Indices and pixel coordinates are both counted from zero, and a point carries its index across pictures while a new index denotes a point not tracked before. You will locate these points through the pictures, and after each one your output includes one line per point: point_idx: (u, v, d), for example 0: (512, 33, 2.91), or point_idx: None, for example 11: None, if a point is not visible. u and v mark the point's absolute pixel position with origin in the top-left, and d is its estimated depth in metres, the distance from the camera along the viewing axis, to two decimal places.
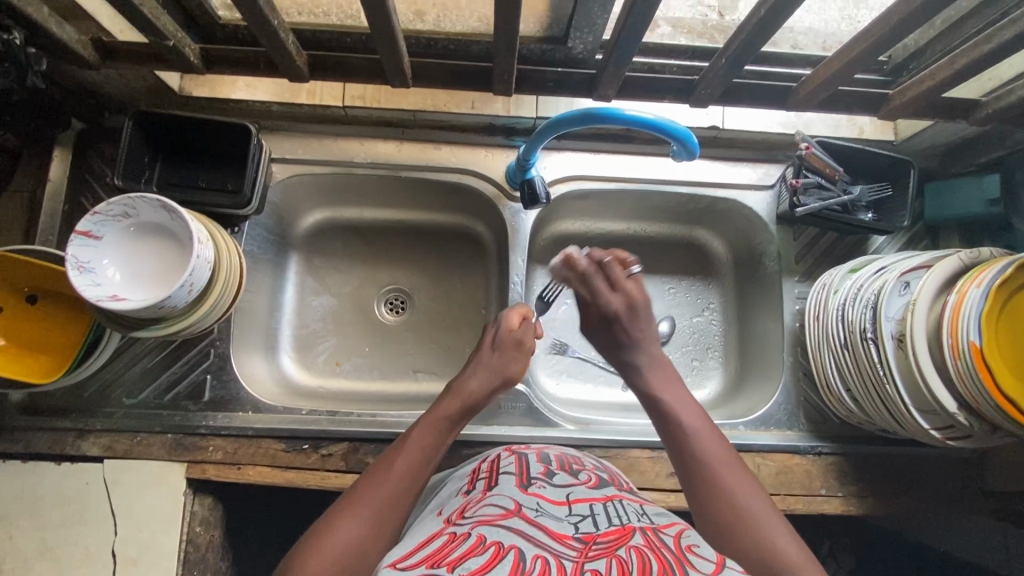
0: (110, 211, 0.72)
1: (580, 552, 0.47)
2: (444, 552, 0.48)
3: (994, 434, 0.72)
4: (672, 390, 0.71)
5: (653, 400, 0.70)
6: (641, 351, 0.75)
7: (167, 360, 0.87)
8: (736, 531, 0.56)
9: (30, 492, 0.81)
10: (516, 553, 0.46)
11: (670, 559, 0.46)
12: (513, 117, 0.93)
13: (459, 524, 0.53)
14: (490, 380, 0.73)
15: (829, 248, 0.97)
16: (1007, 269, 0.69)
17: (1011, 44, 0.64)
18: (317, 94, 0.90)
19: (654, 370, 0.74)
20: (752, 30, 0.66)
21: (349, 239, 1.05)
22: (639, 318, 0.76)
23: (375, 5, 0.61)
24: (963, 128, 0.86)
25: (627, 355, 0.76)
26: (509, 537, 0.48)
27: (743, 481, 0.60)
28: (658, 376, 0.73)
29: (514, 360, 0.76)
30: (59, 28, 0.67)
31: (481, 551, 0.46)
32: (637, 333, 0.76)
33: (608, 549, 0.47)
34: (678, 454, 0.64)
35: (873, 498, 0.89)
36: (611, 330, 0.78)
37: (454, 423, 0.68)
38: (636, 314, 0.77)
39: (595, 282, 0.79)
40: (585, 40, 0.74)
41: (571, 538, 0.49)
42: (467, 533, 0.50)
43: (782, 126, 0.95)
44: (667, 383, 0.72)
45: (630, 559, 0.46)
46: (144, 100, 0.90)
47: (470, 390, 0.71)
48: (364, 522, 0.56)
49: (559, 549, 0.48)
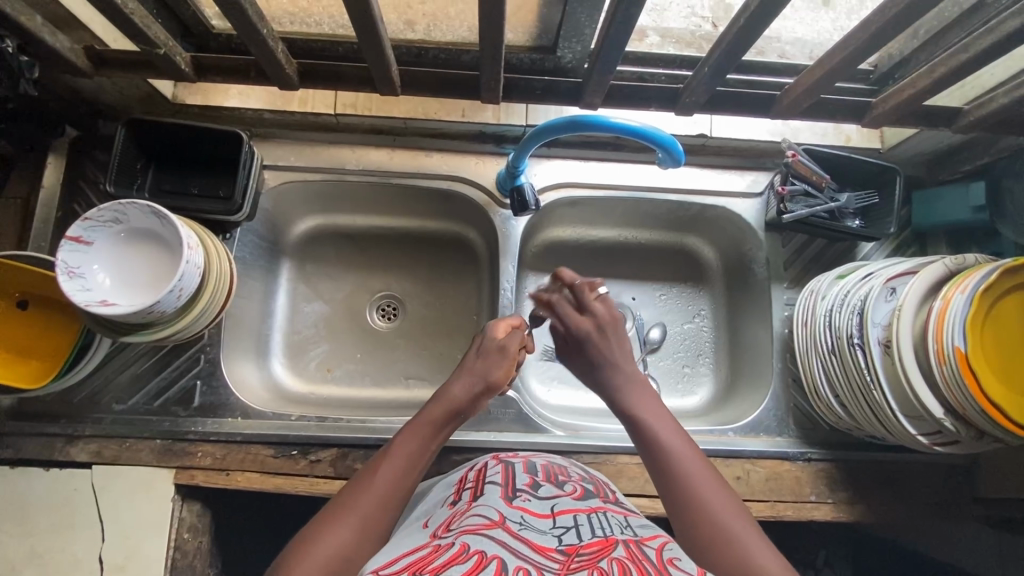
0: (100, 217, 0.73)
1: (562, 565, 0.47)
2: (427, 559, 0.48)
3: (981, 440, 0.72)
4: (650, 406, 0.69)
5: (629, 417, 0.69)
6: (613, 369, 0.74)
7: (157, 365, 0.88)
8: (716, 549, 0.55)
9: (17, 497, 0.81)
10: (498, 562, 0.46)
11: (652, 572, 0.46)
12: (503, 124, 0.95)
13: (443, 536, 0.52)
14: (472, 384, 0.72)
15: (818, 255, 0.98)
16: (991, 274, 0.69)
17: (988, 52, 0.65)
18: (309, 102, 0.92)
19: (629, 388, 0.72)
20: (736, 37, 0.67)
21: (341, 247, 1.06)
22: (609, 338, 0.76)
23: (364, 14, 0.62)
24: (948, 136, 0.87)
25: (599, 375, 0.75)
26: (493, 547, 0.48)
27: (724, 497, 0.59)
28: (636, 395, 0.71)
29: (497, 364, 0.75)
30: (52, 38, 0.68)
31: (464, 559, 0.46)
32: (607, 352, 0.76)
33: (591, 561, 0.47)
34: (657, 469, 0.63)
35: (864, 505, 0.89)
36: (582, 351, 0.78)
37: (440, 429, 0.67)
38: (605, 335, 0.77)
39: (561, 309, 0.81)
40: (573, 49, 0.76)
41: (553, 551, 0.49)
42: (451, 542, 0.50)
43: (770, 134, 0.96)
44: (643, 400, 0.70)
45: (612, 571, 0.45)
46: (137, 107, 0.91)
47: (452, 395, 0.70)
48: (352, 528, 0.56)
49: (541, 561, 0.47)
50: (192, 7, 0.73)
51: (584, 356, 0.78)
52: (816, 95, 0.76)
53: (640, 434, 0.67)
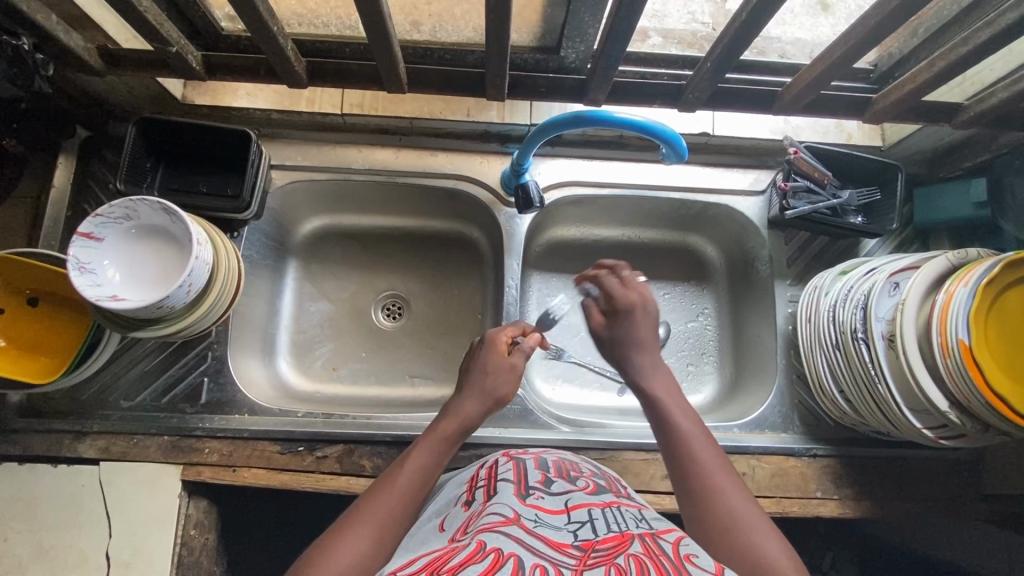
0: (112, 213, 0.74)
1: (579, 561, 0.47)
2: (444, 559, 0.47)
3: (986, 433, 0.72)
4: (670, 392, 0.68)
5: (654, 410, 0.67)
6: (647, 353, 0.72)
7: (165, 363, 0.88)
8: (723, 537, 0.55)
9: (27, 493, 0.81)
10: (515, 560, 0.46)
11: (669, 569, 0.46)
12: (507, 124, 0.96)
13: (460, 537, 0.52)
14: (483, 402, 0.71)
15: (822, 251, 0.98)
16: (994, 268, 0.69)
17: (987, 45, 0.66)
18: (316, 102, 0.94)
19: (654, 373, 0.70)
20: (736, 34, 0.68)
21: (347, 246, 1.07)
22: (649, 323, 0.74)
23: (371, 14, 0.63)
24: (948, 132, 0.88)
25: (631, 356, 0.72)
26: (509, 544, 0.48)
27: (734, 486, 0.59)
28: (660, 379, 0.70)
29: (506, 381, 0.74)
30: (66, 36, 0.69)
31: (481, 557, 0.46)
32: (645, 335, 0.73)
33: (607, 557, 0.47)
34: (671, 453, 0.64)
35: (869, 501, 0.89)
36: (622, 327, 0.74)
37: (453, 444, 0.68)
38: (647, 318, 0.74)
39: (607, 281, 0.77)
40: (576, 50, 0.77)
41: (569, 547, 0.49)
42: (468, 542, 0.50)
43: (771, 133, 0.98)
44: (671, 396, 0.68)
45: (629, 568, 0.45)
46: (147, 106, 0.93)
47: (465, 414, 0.70)
48: (368, 538, 0.56)
49: (558, 557, 0.47)
50: (202, 9, 0.73)
51: (620, 332, 0.74)
52: (818, 91, 0.78)
53: (659, 424, 0.66)
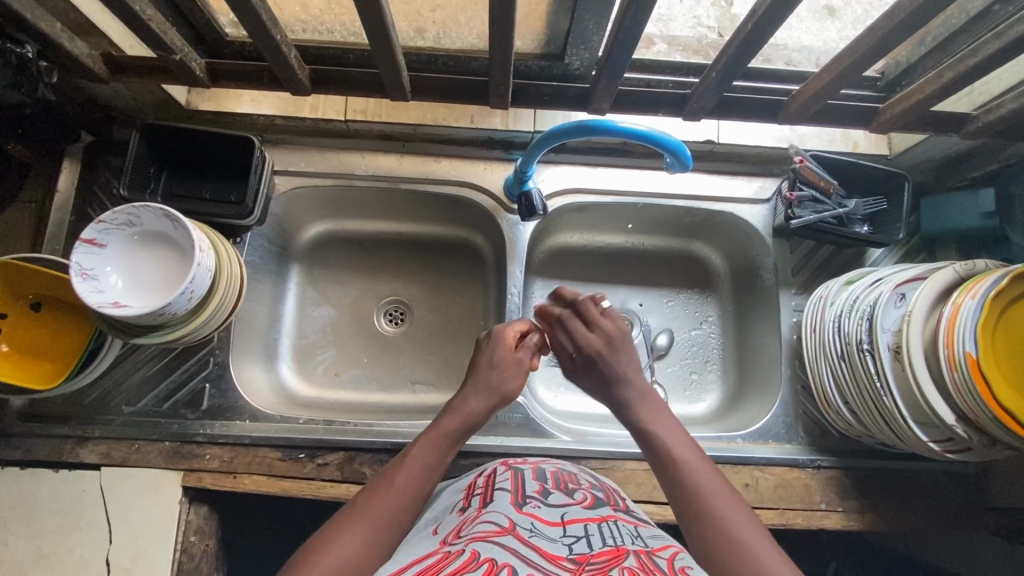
0: (115, 219, 0.74)
1: (574, 572, 0.46)
2: (437, 568, 0.47)
3: (994, 447, 0.72)
4: (656, 412, 0.70)
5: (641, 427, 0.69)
6: (628, 384, 0.73)
7: (167, 368, 0.88)
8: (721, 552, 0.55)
9: (27, 499, 0.81)
10: (509, 569, 0.46)
11: None
12: (511, 130, 0.96)
13: (453, 542, 0.52)
14: (489, 398, 0.72)
15: (827, 260, 0.98)
16: (1002, 280, 0.68)
17: (997, 56, 0.66)
18: (320, 108, 0.94)
19: (641, 402, 0.72)
20: (741, 44, 0.68)
21: (349, 252, 1.06)
22: (622, 353, 0.76)
23: (376, 25, 0.63)
24: (955, 142, 0.88)
25: (614, 392, 0.74)
26: (503, 554, 0.47)
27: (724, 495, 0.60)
28: (646, 406, 0.71)
29: (513, 377, 0.75)
30: (70, 43, 0.70)
31: (475, 565, 0.46)
32: (620, 369, 0.74)
33: (602, 569, 0.47)
34: (659, 465, 0.65)
35: (873, 514, 0.88)
36: (594, 368, 0.76)
37: (454, 443, 0.68)
38: (615, 350, 0.76)
39: (571, 325, 0.80)
40: (581, 57, 0.76)
41: (563, 559, 0.48)
42: (461, 550, 0.49)
43: (776, 140, 0.97)
44: (658, 415, 0.70)
45: None
46: (151, 113, 0.93)
47: (469, 410, 0.70)
48: (363, 538, 0.55)
49: (551, 568, 0.47)
50: (207, 14, 0.73)
51: (594, 372, 0.76)
52: (825, 100, 0.77)
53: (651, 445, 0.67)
